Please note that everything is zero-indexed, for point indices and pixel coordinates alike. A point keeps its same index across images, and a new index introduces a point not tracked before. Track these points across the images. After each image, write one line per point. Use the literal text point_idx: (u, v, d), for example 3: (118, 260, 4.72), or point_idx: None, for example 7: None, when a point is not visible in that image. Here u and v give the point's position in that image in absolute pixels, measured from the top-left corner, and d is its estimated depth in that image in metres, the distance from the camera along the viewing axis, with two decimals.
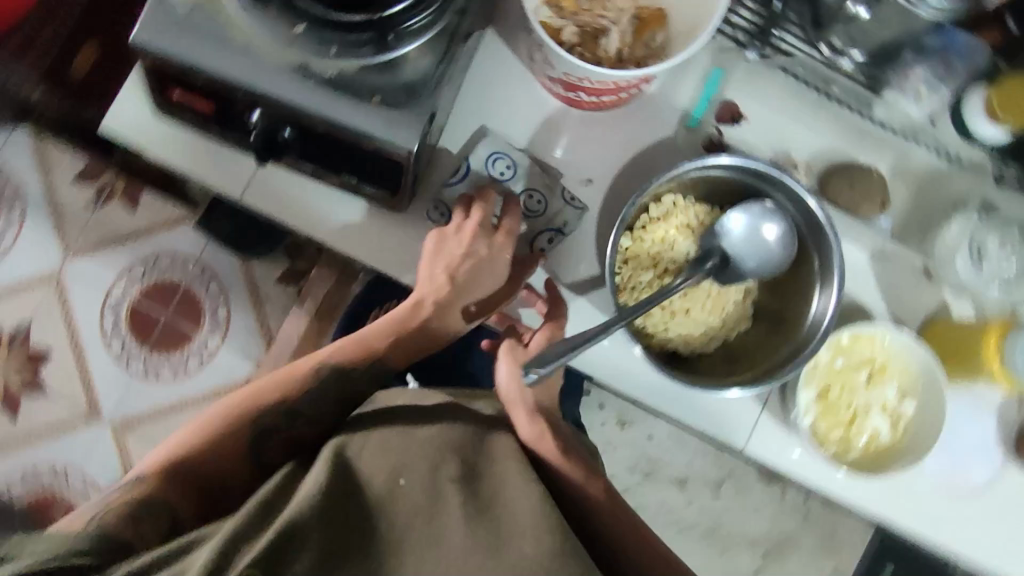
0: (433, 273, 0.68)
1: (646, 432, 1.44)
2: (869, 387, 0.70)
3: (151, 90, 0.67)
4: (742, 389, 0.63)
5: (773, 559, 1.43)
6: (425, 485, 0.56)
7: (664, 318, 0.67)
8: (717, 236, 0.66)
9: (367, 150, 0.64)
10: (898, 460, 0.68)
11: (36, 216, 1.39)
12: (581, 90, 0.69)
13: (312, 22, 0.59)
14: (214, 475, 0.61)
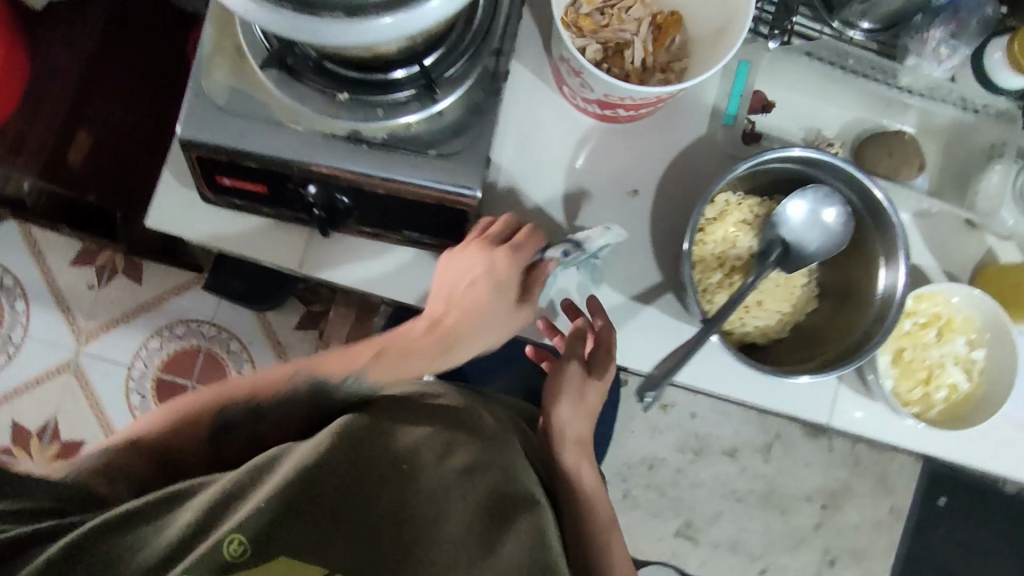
0: (449, 287, 0.64)
1: (689, 411, 1.46)
2: (940, 343, 0.73)
3: (196, 181, 0.67)
4: (812, 375, 0.64)
5: (832, 512, 1.45)
6: (429, 470, 0.53)
7: (740, 314, 0.69)
8: (776, 227, 0.68)
9: (427, 204, 0.65)
10: (981, 408, 0.71)
11: (46, 308, 1.42)
12: (618, 107, 0.70)
13: (356, 89, 0.61)
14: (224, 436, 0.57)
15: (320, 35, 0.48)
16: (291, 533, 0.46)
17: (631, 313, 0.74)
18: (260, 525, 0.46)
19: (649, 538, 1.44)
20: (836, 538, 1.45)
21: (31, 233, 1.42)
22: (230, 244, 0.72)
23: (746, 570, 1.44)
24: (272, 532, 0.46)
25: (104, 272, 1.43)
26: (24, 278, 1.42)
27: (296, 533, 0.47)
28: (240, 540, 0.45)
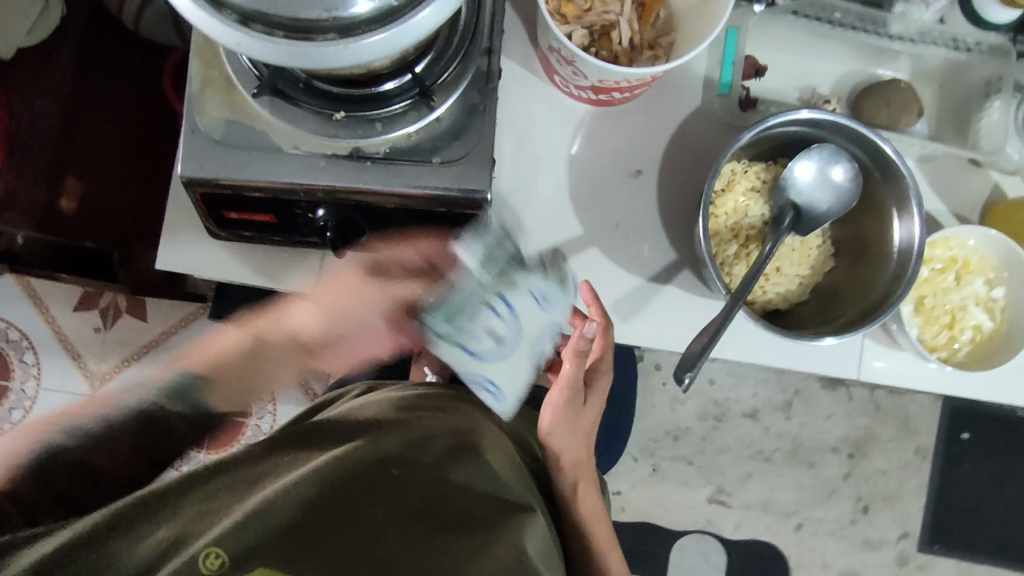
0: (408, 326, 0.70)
1: (707, 378, 1.47)
2: (958, 286, 0.73)
3: (201, 217, 0.66)
4: (837, 336, 0.64)
5: (859, 460, 1.47)
6: (421, 465, 0.60)
7: (760, 283, 0.69)
8: (785, 190, 0.67)
9: (438, 212, 0.64)
10: (1007, 344, 0.72)
11: (56, 357, 1.41)
12: (613, 90, 0.69)
13: (352, 106, 0.60)
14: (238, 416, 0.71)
15: (315, 60, 0.47)
16: (272, 543, 0.51)
17: (650, 294, 0.74)
18: (243, 539, 0.51)
19: (683, 508, 1.45)
20: (866, 485, 1.46)
21: (30, 285, 1.41)
22: (243, 275, 0.71)
23: (782, 527, 1.46)
24: (254, 545, 0.51)
25: (109, 314, 1.43)
26: (29, 330, 1.41)
27: (276, 541, 0.52)
28: (220, 553, 0.50)
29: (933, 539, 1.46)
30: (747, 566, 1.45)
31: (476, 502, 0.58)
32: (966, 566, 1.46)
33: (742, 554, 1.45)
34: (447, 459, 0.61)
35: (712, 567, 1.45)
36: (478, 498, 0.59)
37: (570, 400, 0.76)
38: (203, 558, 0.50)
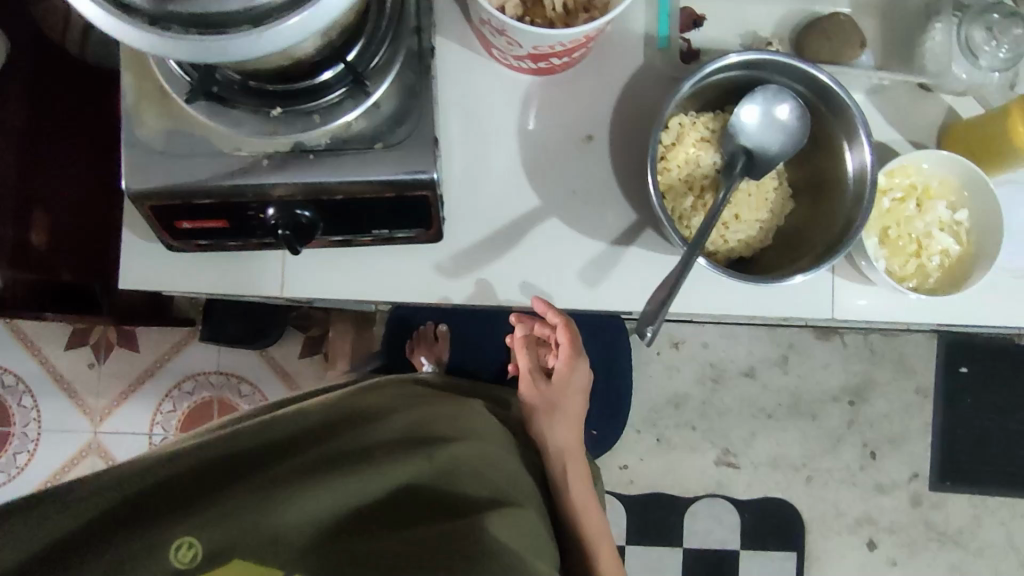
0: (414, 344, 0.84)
1: (700, 342, 1.47)
2: (921, 213, 0.73)
3: (156, 231, 0.66)
4: (808, 272, 0.63)
5: (861, 405, 1.46)
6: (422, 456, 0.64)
7: (721, 232, 0.68)
8: (734, 136, 0.67)
9: (389, 198, 0.64)
10: (975, 267, 0.71)
11: (52, 398, 1.41)
12: (551, 56, 0.69)
13: (286, 100, 0.60)
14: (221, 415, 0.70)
15: (230, 52, 0.47)
16: (246, 536, 0.53)
17: (615, 256, 0.74)
18: (217, 532, 0.53)
19: (692, 474, 1.44)
20: (871, 429, 1.46)
21: (19, 328, 1.41)
22: (209, 286, 0.72)
23: (792, 481, 1.45)
24: (227, 539, 0.53)
25: (101, 348, 1.43)
26: (25, 374, 1.41)
27: (248, 535, 0.53)
28: (194, 542, 0.52)
29: (943, 475, 1.45)
30: (762, 525, 1.44)
31: (468, 496, 0.64)
32: (979, 499, 1.44)
33: (755, 513, 1.44)
34: (443, 455, 0.65)
35: (728, 529, 1.44)
36: (469, 493, 0.64)
37: (537, 384, 0.86)
38: (176, 548, 0.51)
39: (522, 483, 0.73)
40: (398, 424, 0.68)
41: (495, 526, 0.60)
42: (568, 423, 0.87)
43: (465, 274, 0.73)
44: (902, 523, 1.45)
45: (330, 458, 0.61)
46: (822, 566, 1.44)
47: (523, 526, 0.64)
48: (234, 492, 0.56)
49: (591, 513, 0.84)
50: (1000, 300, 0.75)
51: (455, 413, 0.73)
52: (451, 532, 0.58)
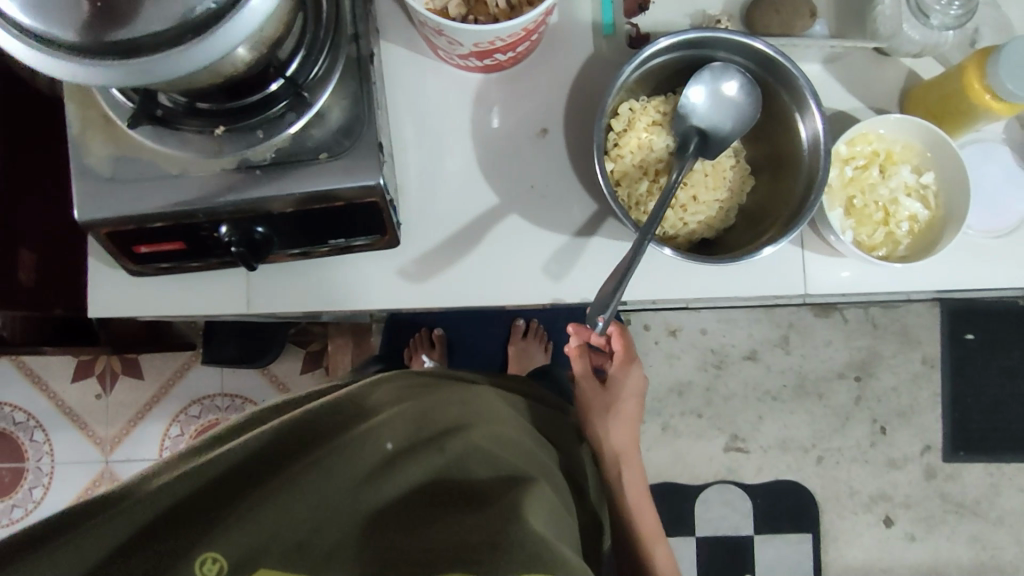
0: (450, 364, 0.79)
1: (698, 328, 1.44)
2: (885, 179, 0.71)
3: (117, 257, 0.67)
4: (772, 245, 0.63)
5: (867, 380, 1.43)
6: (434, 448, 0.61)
7: (679, 216, 0.68)
8: (685, 118, 0.67)
9: (339, 207, 0.64)
10: (944, 230, 0.70)
11: (62, 430, 1.43)
12: (496, 52, 0.68)
13: (227, 119, 0.60)
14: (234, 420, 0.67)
15: (153, 73, 0.47)
16: (269, 546, 0.52)
17: (578, 248, 0.73)
18: (238, 544, 0.51)
19: (699, 461, 1.42)
20: (880, 404, 1.42)
21: (26, 364, 1.43)
22: (181, 307, 0.72)
23: (803, 463, 1.42)
24: (250, 550, 0.51)
25: (106, 378, 1.44)
26: (34, 409, 1.43)
27: (271, 543, 0.52)
28: (217, 557, 0.50)
29: (957, 446, 1.41)
30: (774, 509, 1.41)
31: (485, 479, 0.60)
32: (995, 467, 1.40)
33: (767, 497, 1.41)
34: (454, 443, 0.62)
35: (740, 515, 1.41)
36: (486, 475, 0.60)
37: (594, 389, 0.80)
38: (201, 564, 0.50)
39: (546, 466, 0.69)
40: (411, 413, 0.64)
41: (522, 511, 0.55)
42: (625, 426, 0.81)
43: (429, 277, 0.73)
44: (918, 497, 1.41)
45: (345, 460, 0.58)
46: (839, 545, 1.41)
47: (550, 510, 0.60)
48: (250, 505, 0.53)
49: (646, 512, 0.84)
50: (971, 260, 0.74)
51: (468, 396, 0.70)
52: (475, 526, 0.54)
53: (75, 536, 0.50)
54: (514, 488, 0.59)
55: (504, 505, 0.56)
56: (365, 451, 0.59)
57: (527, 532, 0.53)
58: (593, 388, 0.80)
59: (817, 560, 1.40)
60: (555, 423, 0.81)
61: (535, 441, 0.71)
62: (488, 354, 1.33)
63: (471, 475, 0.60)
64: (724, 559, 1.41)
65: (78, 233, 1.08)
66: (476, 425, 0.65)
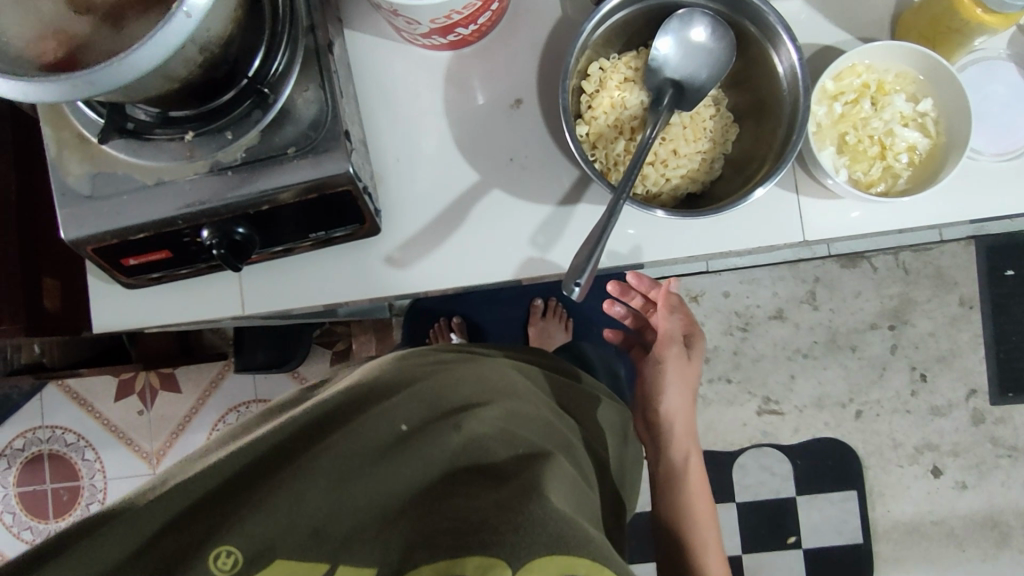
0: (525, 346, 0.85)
1: (720, 291, 1.38)
2: (878, 111, 0.67)
3: (109, 271, 0.68)
4: (764, 185, 0.60)
5: (902, 329, 1.35)
6: (447, 427, 0.54)
7: (661, 171, 0.66)
8: (658, 70, 0.64)
9: (313, 199, 0.64)
10: (946, 157, 0.66)
11: (108, 448, 1.48)
12: (457, 26, 0.67)
13: (194, 125, 0.61)
14: (240, 426, 0.66)
15: (99, 86, 0.47)
16: (285, 535, 0.47)
17: (564, 218, 0.71)
18: (255, 536, 0.47)
19: (732, 427, 1.38)
20: (917, 351, 1.35)
21: (71, 388, 1.48)
22: (184, 313, 0.74)
23: (841, 419, 1.36)
24: (266, 541, 0.47)
25: (146, 395, 1.48)
26: (83, 430, 1.48)
27: (288, 533, 0.47)
28: (232, 550, 0.46)
29: (1004, 388, 1.33)
30: (815, 469, 1.36)
31: (505, 454, 0.52)
32: None
33: (806, 457, 1.37)
34: (470, 419, 0.55)
35: (779, 478, 1.37)
36: (506, 451, 0.53)
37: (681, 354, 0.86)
38: (215, 558, 0.46)
39: (568, 447, 0.61)
40: (423, 394, 0.58)
41: (542, 487, 0.48)
42: (689, 401, 0.86)
43: (414, 262, 0.72)
44: (967, 444, 1.35)
45: (356, 448, 0.52)
46: (887, 501, 1.35)
47: (573, 492, 0.53)
48: (263, 494, 0.49)
49: (701, 505, 0.82)
50: (979, 187, 0.69)
51: (484, 373, 0.63)
52: (493, 502, 0.46)
53: (97, 538, 0.47)
54: (536, 467, 0.51)
55: (523, 480, 0.49)
56: (374, 436, 0.53)
57: (546, 506, 0.46)
58: (680, 355, 0.87)
59: (865, 518, 1.35)
60: (579, 391, 0.77)
61: (557, 420, 0.65)
62: (507, 336, 1.32)
63: (494, 454, 0.52)
64: (767, 523, 1.37)
65: (79, 268, 1.06)
66: (493, 403, 0.58)
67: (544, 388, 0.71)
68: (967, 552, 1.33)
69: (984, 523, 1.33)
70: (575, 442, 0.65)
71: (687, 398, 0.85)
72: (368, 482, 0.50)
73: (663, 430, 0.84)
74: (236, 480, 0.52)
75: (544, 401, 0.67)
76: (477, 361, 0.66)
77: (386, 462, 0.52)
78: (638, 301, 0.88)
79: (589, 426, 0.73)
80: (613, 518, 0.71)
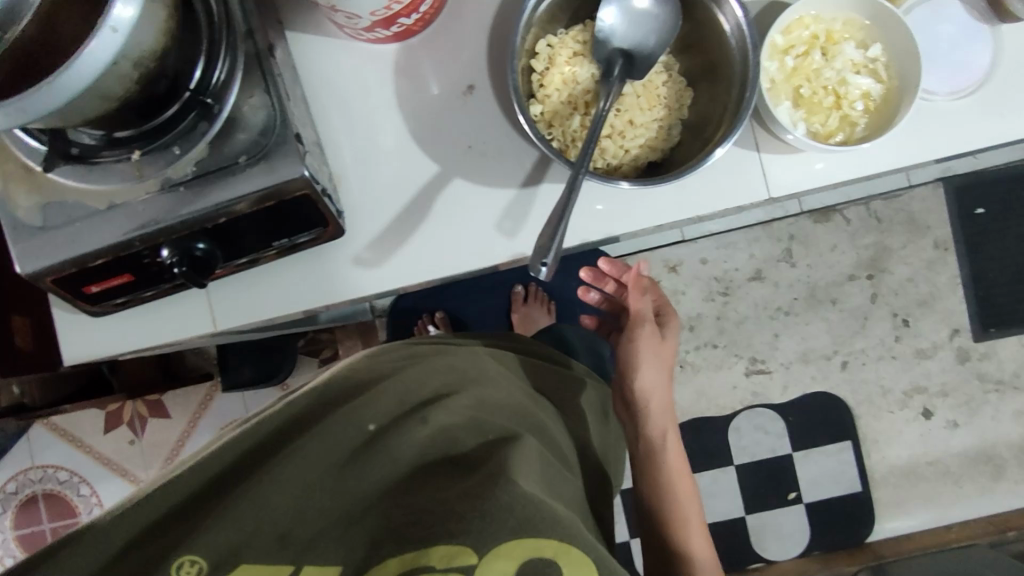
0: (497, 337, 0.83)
1: (698, 258, 1.38)
2: (830, 61, 0.67)
3: (71, 301, 0.67)
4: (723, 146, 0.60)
5: (881, 277, 1.36)
6: (415, 420, 0.53)
7: (618, 143, 0.65)
8: (605, 42, 0.63)
9: (270, 206, 0.63)
10: (900, 100, 0.66)
11: (102, 482, 1.46)
12: (399, 17, 0.65)
13: (139, 143, 0.60)
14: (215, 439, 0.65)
15: (28, 111, 0.46)
16: (251, 539, 0.47)
17: (528, 200, 0.71)
18: (217, 543, 0.46)
19: (724, 391, 1.39)
20: (897, 297, 1.36)
21: (57, 426, 1.45)
22: (155, 336, 0.73)
23: (829, 372, 1.38)
24: (231, 545, 0.46)
25: (136, 424, 1.46)
26: (74, 466, 1.46)
27: (253, 536, 0.47)
28: (195, 558, 0.45)
29: (985, 324, 1.35)
30: (809, 424, 1.38)
31: (473, 442, 0.52)
32: None
33: (799, 414, 1.38)
34: (437, 410, 0.54)
35: (774, 437, 1.38)
36: (474, 439, 0.52)
37: (653, 333, 0.86)
38: (177, 568, 0.45)
39: (542, 431, 0.61)
40: (392, 388, 0.58)
41: (511, 471, 0.47)
42: (664, 376, 0.85)
43: (383, 261, 0.71)
44: (953, 382, 1.36)
45: (324, 448, 0.52)
46: (881, 447, 1.37)
47: (544, 474, 0.52)
48: (228, 501, 0.48)
49: (682, 480, 0.81)
50: (935, 127, 0.69)
51: (452, 364, 0.63)
52: (462, 491, 0.46)
53: (58, 561, 0.46)
54: (504, 451, 0.50)
55: (492, 467, 0.48)
56: (341, 434, 0.53)
57: (515, 491, 0.45)
58: (653, 335, 0.85)
59: (861, 465, 1.37)
60: (554, 375, 0.76)
61: (532, 405, 0.64)
62: (491, 325, 1.31)
63: (462, 444, 0.52)
64: (767, 482, 1.38)
65: (45, 301, 1.04)
66: (462, 392, 0.58)
67: (517, 373, 0.71)
68: (963, 488, 1.35)
69: (977, 458, 1.36)
70: (551, 425, 0.64)
71: (662, 374, 0.85)
72: (336, 482, 0.50)
73: (640, 408, 0.83)
74: (202, 491, 0.51)
75: (518, 385, 0.66)
76: (448, 352, 0.65)
77: (354, 459, 0.51)
78: (612, 287, 0.90)
79: (566, 409, 0.73)
80: (604, 497, 0.71)
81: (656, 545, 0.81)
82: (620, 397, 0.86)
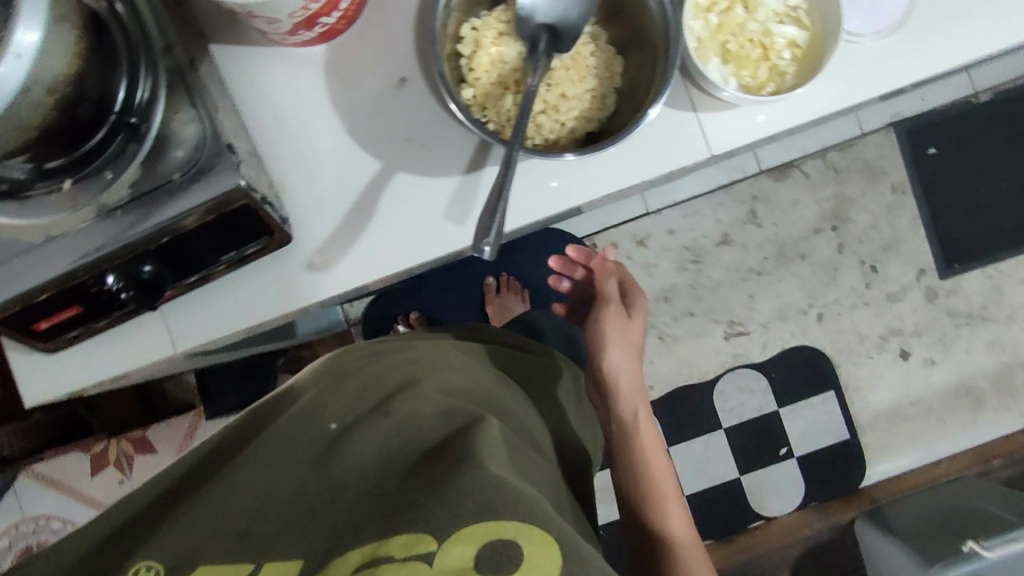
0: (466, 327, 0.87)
1: (665, 229, 1.39)
2: (752, 14, 0.68)
3: (24, 339, 0.66)
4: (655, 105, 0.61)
5: (845, 227, 1.38)
6: (378, 414, 0.54)
7: (553, 116, 0.66)
8: (528, 18, 0.63)
9: (211, 221, 0.61)
10: (824, 44, 0.67)
11: None
12: (320, 16, 0.65)
13: (70, 170, 0.60)
14: None
15: None
16: (211, 540, 0.47)
17: (474, 184, 0.70)
18: (179, 547, 0.47)
19: (705, 357, 1.40)
20: (862, 245, 1.38)
21: (42, 473, 1.39)
22: (117, 367, 0.72)
23: (806, 325, 1.39)
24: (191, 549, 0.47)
25: (122, 463, 1.38)
26: (65, 514, 1.38)
27: (214, 538, 0.47)
28: (152, 563, 0.47)
29: (949, 260, 1.38)
30: (792, 379, 1.39)
31: (436, 429, 0.52)
32: (992, 269, 1.38)
33: (781, 370, 1.39)
34: (400, 401, 0.54)
35: (759, 396, 1.40)
36: (437, 426, 0.52)
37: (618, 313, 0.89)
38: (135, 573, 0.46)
39: (509, 414, 0.61)
40: (354, 385, 0.58)
41: (473, 454, 0.47)
42: (631, 356, 0.87)
43: (338, 263, 0.71)
44: (926, 321, 1.38)
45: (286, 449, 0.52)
46: (865, 393, 1.39)
47: (510, 454, 0.52)
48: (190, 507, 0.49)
49: (656, 454, 0.81)
50: (864, 68, 0.70)
51: (415, 355, 0.63)
52: (424, 480, 0.46)
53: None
54: (466, 434, 0.50)
55: (452, 453, 0.48)
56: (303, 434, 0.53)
57: (477, 473, 0.45)
58: (618, 315, 0.90)
59: (847, 413, 1.39)
60: (521, 360, 0.76)
61: (498, 389, 0.64)
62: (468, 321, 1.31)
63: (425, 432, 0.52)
64: (758, 441, 1.40)
65: None
66: (424, 381, 0.58)
67: (484, 359, 0.71)
68: (948, 423, 1.38)
69: (958, 392, 1.38)
70: (519, 408, 0.64)
71: (629, 354, 0.87)
72: (299, 480, 0.50)
73: (609, 388, 0.85)
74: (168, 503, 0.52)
75: (484, 372, 0.66)
76: (411, 344, 0.65)
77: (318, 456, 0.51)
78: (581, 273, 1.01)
79: (536, 390, 0.74)
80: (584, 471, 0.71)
81: (634, 523, 0.79)
82: (591, 380, 0.88)
